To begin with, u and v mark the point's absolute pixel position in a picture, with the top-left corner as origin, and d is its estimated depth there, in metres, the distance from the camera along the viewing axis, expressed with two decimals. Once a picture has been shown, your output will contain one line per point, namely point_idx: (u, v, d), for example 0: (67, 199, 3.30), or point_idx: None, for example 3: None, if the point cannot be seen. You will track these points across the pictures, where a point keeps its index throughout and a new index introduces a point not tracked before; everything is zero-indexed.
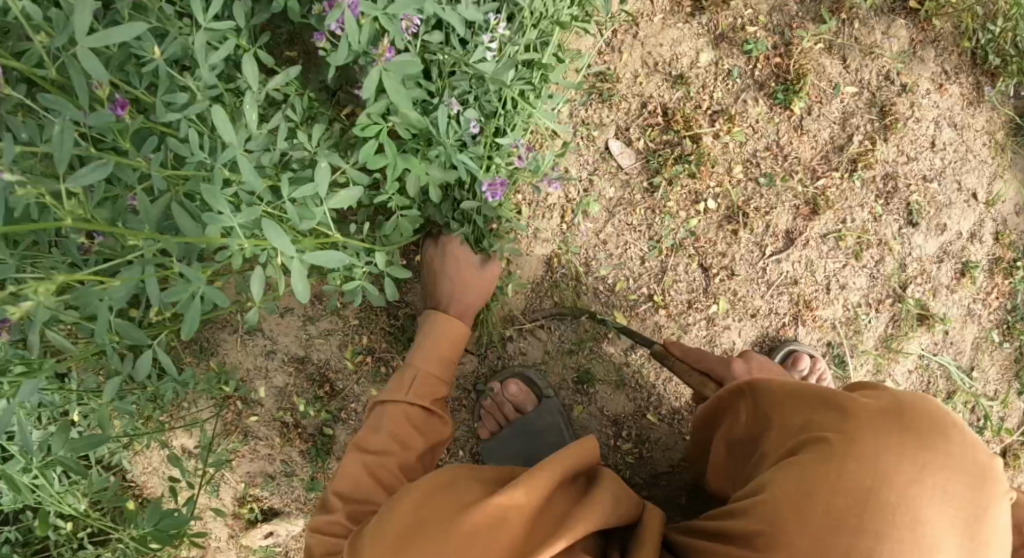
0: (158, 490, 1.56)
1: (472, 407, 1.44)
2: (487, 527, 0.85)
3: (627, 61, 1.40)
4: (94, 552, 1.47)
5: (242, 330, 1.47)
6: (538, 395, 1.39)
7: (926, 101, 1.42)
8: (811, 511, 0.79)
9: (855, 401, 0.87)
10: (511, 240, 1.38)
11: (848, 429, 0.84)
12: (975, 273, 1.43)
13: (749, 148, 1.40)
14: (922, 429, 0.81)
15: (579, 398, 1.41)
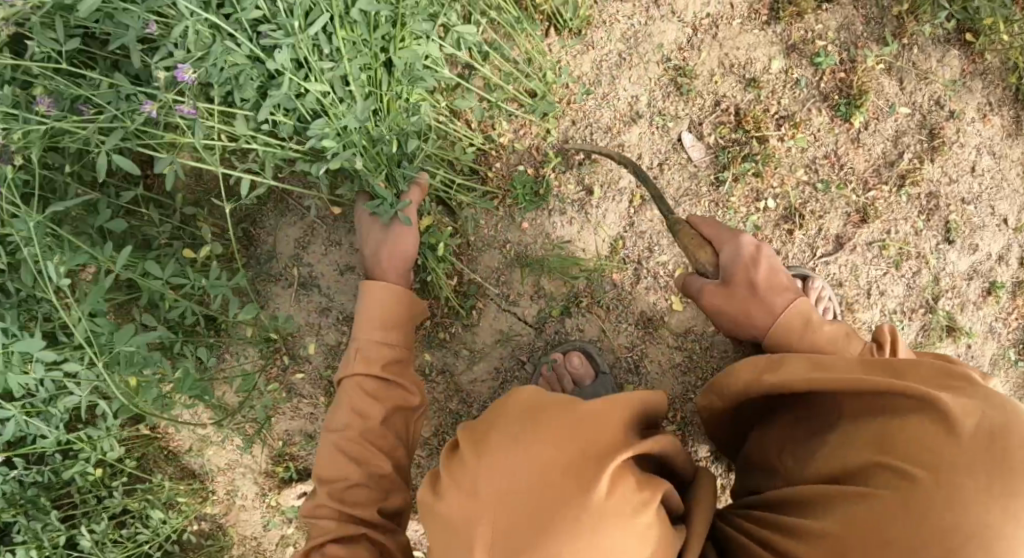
0: (187, 443, 1.54)
1: (526, 378, 1.45)
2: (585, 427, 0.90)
3: (704, 60, 1.46)
4: (121, 502, 1.42)
5: (298, 284, 1.47)
6: (595, 371, 1.41)
7: (970, 128, 1.52)
8: (893, 530, 0.81)
9: (951, 412, 0.85)
10: (581, 217, 1.43)
11: (941, 457, 0.82)
12: (1000, 293, 1.53)
13: (809, 154, 1.47)
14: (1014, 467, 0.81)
15: (631, 377, 1.45)
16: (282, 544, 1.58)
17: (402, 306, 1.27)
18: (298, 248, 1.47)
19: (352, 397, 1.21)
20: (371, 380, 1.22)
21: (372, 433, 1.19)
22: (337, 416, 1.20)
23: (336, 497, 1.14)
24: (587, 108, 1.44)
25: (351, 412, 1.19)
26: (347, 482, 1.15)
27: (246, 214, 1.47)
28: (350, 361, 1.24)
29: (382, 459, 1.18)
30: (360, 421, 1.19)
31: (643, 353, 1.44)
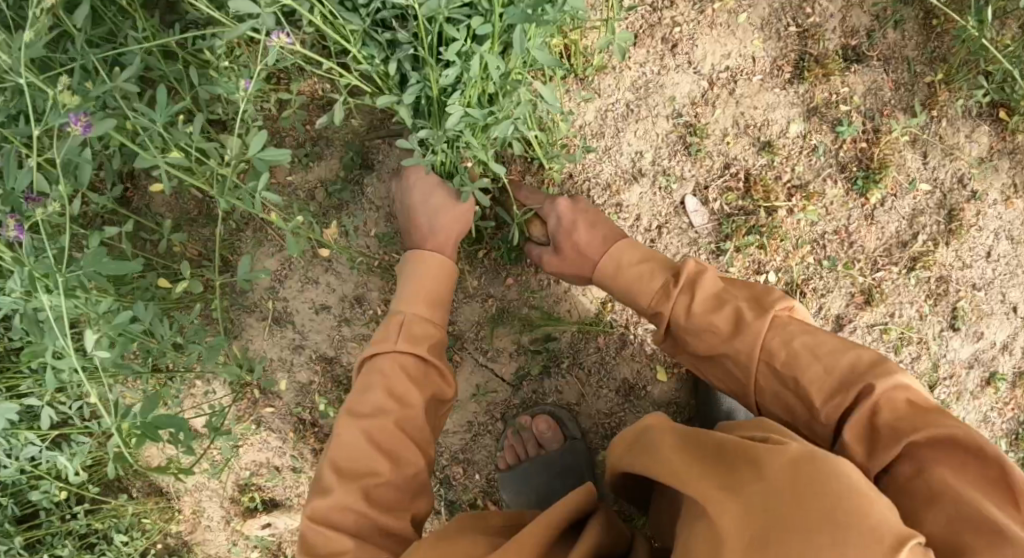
0: (155, 461, 1.51)
1: (497, 435, 1.41)
2: None
3: (718, 117, 1.36)
4: (86, 522, 1.40)
5: (274, 318, 1.42)
6: (563, 435, 1.37)
7: (991, 211, 1.45)
8: None
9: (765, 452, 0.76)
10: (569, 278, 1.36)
11: (749, 507, 0.72)
12: (1000, 383, 1.48)
13: (819, 228, 1.39)
14: (811, 496, 0.70)
15: (607, 444, 1.40)
16: None
17: (444, 282, 1.25)
18: (275, 281, 1.42)
19: (390, 376, 1.14)
20: (411, 360, 1.17)
21: (408, 420, 1.13)
22: (366, 400, 1.12)
23: (364, 495, 1.06)
24: (588, 162, 1.35)
25: (388, 394, 1.13)
26: (376, 478, 1.07)
27: (223, 242, 1.40)
28: (391, 334, 1.18)
29: (414, 456, 1.11)
30: (397, 406, 1.13)
31: (621, 420, 1.40)
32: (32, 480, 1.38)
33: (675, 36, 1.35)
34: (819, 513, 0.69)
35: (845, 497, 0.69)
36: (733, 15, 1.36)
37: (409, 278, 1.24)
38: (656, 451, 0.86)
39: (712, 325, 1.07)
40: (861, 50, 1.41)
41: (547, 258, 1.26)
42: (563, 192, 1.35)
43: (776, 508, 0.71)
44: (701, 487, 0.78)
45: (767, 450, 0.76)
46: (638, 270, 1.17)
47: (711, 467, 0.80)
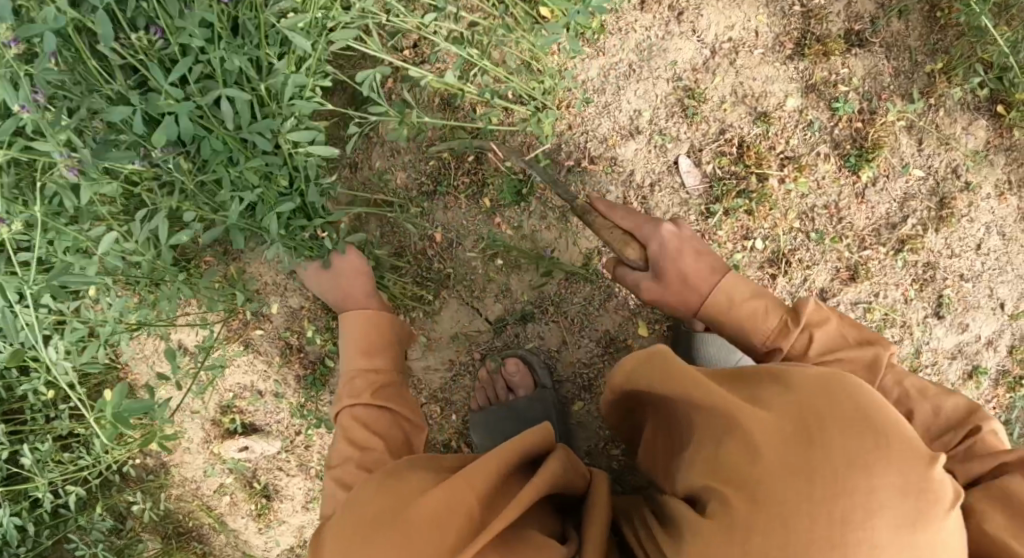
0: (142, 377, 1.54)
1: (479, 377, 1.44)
2: (435, 519, 0.87)
3: (717, 85, 1.41)
4: (68, 424, 1.42)
5: (272, 243, 1.47)
6: (541, 382, 1.39)
7: (984, 204, 1.47)
8: (775, 502, 0.77)
9: (792, 374, 0.86)
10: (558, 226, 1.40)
11: (782, 418, 0.81)
12: (982, 377, 1.49)
13: (809, 201, 1.41)
14: (845, 410, 0.79)
15: (583, 394, 1.43)
16: (219, 492, 1.56)
17: (379, 327, 1.28)
18: (277, 209, 1.47)
19: (349, 427, 1.18)
20: (362, 408, 1.20)
21: (370, 459, 1.12)
22: (335, 455, 1.16)
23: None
24: (587, 115, 1.39)
25: (349, 442, 1.16)
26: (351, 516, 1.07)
27: None
28: (341, 393, 1.23)
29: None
30: (361, 452, 1.14)
31: (599, 372, 1.42)
32: (23, 377, 1.42)
33: (682, 5, 1.40)
34: (847, 416, 0.79)
35: (871, 410, 0.79)
36: None
37: (346, 336, 1.28)
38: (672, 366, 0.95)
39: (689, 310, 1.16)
40: (864, 35, 1.45)
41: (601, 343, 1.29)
42: (561, 142, 1.39)
43: (802, 414, 0.80)
44: (732, 401, 0.86)
45: (787, 372, 0.87)
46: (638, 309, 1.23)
47: (724, 382, 0.92)
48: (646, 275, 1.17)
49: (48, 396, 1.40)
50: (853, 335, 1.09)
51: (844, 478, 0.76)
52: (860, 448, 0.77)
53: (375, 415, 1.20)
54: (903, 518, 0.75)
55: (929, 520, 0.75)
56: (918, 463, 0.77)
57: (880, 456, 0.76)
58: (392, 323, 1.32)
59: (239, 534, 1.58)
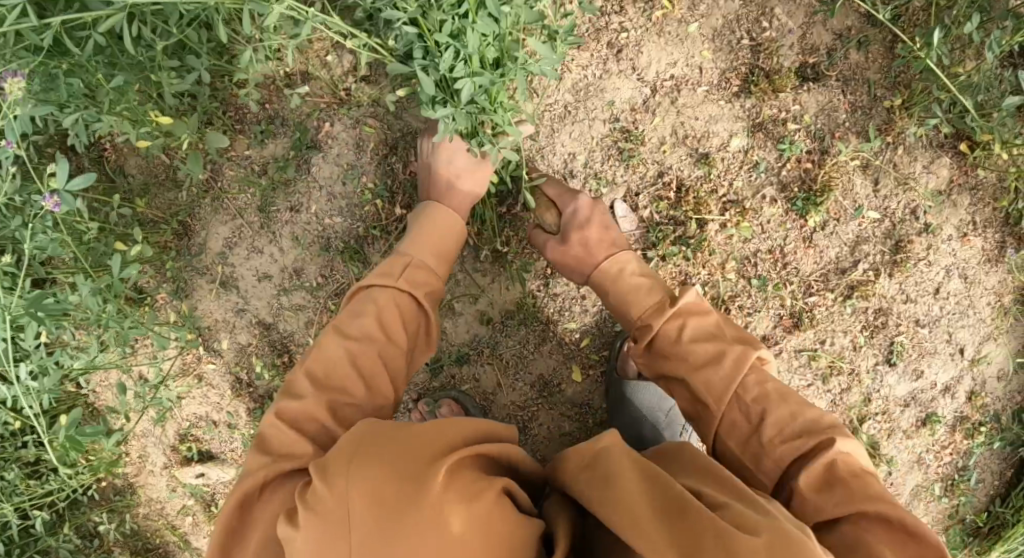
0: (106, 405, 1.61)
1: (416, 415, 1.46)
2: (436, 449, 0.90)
3: (657, 125, 1.36)
4: (35, 453, 1.51)
5: (220, 282, 1.51)
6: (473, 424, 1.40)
7: (944, 247, 1.39)
8: None
9: (737, 540, 0.83)
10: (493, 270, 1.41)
11: None
12: (937, 425, 1.43)
13: (751, 246, 1.37)
14: None
15: (518, 436, 1.43)
16: (182, 513, 1.63)
17: (456, 239, 1.27)
18: (225, 248, 1.50)
19: (383, 309, 1.14)
20: (405, 300, 1.17)
21: (390, 353, 1.12)
22: (356, 323, 1.12)
23: (335, 399, 1.05)
24: (522, 160, 1.38)
25: (379, 323, 1.12)
26: (347, 398, 1.07)
27: (183, 206, 1.50)
28: (394, 270, 1.18)
29: (390, 390, 1.11)
30: (385, 340, 1.12)
31: (533, 415, 1.42)
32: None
33: (621, 43, 1.36)
34: None
35: None
36: (684, 24, 1.36)
37: (422, 228, 1.25)
38: (612, 485, 0.90)
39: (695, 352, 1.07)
40: (819, 68, 1.38)
41: (552, 245, 1.25)
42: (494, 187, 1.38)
43: None
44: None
45: (734, 532, 0.83)
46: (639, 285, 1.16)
47: (668, 508, 0.88)
48: (553, 238, 1.26)
49: (14, 428, 1.49)
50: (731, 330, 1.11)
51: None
52: None
53: (415, 321, 1.17)
54: None
55: None
56: None
57: None
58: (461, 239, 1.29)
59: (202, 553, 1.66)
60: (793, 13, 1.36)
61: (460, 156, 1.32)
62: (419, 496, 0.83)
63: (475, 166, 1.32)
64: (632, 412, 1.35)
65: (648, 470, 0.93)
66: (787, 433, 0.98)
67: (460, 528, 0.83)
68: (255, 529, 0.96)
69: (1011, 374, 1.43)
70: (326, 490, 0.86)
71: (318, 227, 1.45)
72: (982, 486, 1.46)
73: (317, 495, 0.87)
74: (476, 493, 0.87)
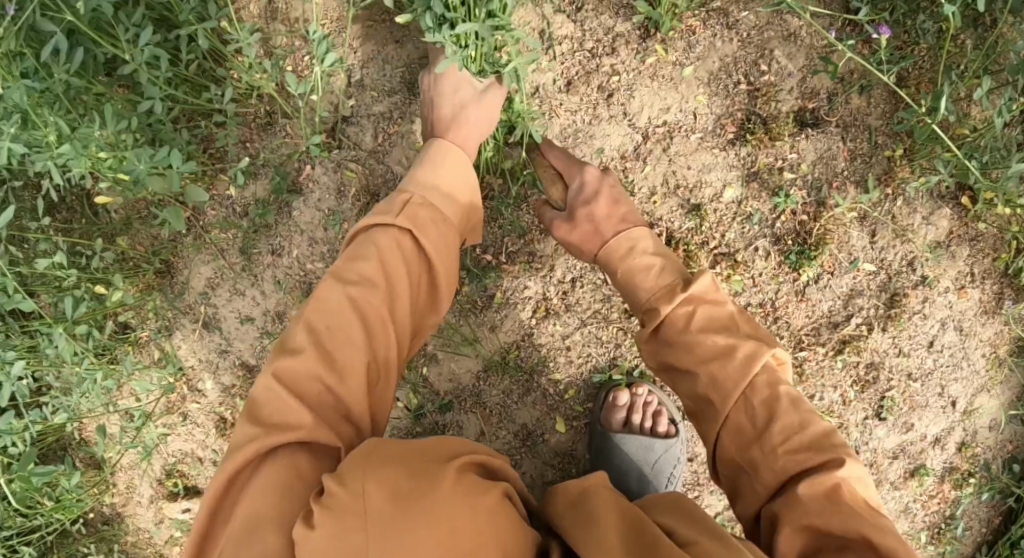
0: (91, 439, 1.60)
1: None
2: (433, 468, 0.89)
3: (648, 174, 1.32)
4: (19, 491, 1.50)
5: (203, 322, 1.48)
6: None
7: (941, 299, 1.35)
8: None
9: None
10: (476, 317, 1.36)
11: None
12: (925, 477, 1.41)
13: (741, 299, 1.34)
14: None
15: None
16: (170, 543, 1.64)
17: (452, 196, 1.15)
18: (207, 288, 1.47)
19: (386, 250, 1.06)
20: (409, 239, 1.08)
21: (394, 302, 1.04)
22: (355, 267, 1.04)
23: (341, 367, 0.98)
24: (507, 207, 1.33)
25: (382, 268, 1.04)
26: (349, 348, 0.99)
27: (164, 246, 1.45)
28: (393, 211, 1.10)
29: (395, 340, 1.03)
30: (387, 288, 1.04)
31: (516, 464, 1.40)
32: None
33: (611, 88, 1.31)
34: None
35: None
36: (678, 67, 1.31)
37: (433, 166, 1.17)
38: (604, 525, 0.89)
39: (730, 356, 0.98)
40: (819, 113, 1.32)
41: (559, 224, 1.19)
42: (479, 236, 1.34)
43: None
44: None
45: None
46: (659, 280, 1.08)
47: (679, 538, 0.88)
48: (561, 216, 1.20)
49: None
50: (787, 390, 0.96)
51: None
52: None
53: (416, 263, 1.09)
54: None
55: None
56: None
57: None
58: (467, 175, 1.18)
59: None
60: (794, 56, 1.30)
61: (467, 88, 1.21)
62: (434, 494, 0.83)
63: (482, 98, 1.21)
64: (619, 462, 1.34)
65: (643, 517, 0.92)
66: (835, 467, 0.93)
67: (457, 536, 0.82)
68: (259, 485, 0.90)
69: (1004, 425, 1.40)
70: (346, 489, 0.84)
71: (299, 271, 1.41)
72: (968, 533, 1.44)
73: (333, 496, 0.84)
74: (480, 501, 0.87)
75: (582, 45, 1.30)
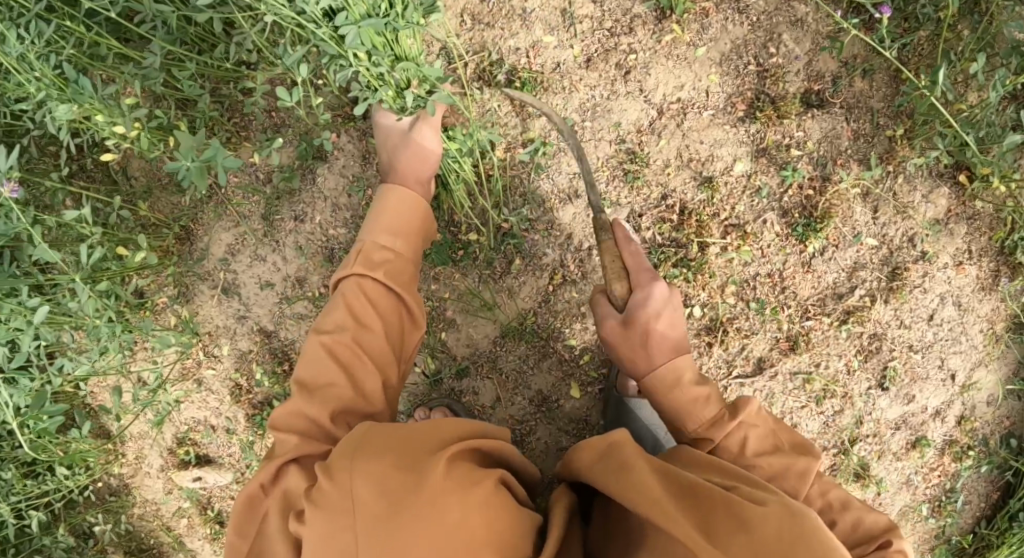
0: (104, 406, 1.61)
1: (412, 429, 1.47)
2: (431, 442, 0.94)
3: (662, 147, 1.38)
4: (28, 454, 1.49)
5: (223, 288, 1.50)
6: None
7: (940, 274, 1.41)
8: None
9: (747, 508, 0.88)
10: (495, 283, 1.41)
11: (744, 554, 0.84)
12: (926, 449, 1.45)
13: (750, 270, 1.39)
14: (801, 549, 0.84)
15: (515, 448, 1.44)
16: (178, 514, 1.65)
17: (418, 215, 1.22)
18: (227, 254, 1.49)
19: (352, 298, 1.14)
20: (373, 281, 1.15)
21: (366, 340, 1.11)
22: (329, 317, 1.13)
23: (321, 405, 1.05)
24: (528, 177, 1.39)
25: (350, 313, 1.12)
26: (330, 388, 1.07)
27: (186, 211, 1.49)
28: (350, 261, 1.17)
29: (372, 375, 1.10)
30: (356, 327, 1.11)
31: (531, 429, 1.43)
32: None
33: (628, 65, 1.37)
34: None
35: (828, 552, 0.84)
36: (692, 48, 1.37)
37: (381, 207, 1.21)
38: (628, 474, 0.94)
39: (703, 406, 1.08)
40: (823, 95, 1.39)
41: (610, 326, 1.12)
42: (499, 203, 1.39)
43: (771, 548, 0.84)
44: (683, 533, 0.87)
45: (746, 507, 0.88)
46: (668, 332, 1.10)
47: (677, 491, 0.93)
48: (616, 316, 1.13)
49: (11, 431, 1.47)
50: (788, 437, 1.10)
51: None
52: None
53: (382, 303, 1.15)
54: None
55: None
56: None
57: None
58: (422, 209, 1.24)
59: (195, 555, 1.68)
60: (801, 40, 1.37)
61: (394, 133, 1.28)
62: (421, 482, 0.87)
63: (410, 136, 1.26)
64: (639, 430, 1.34)
65: (657, 465, 0.96)
66: (854, 539, 1.03)
67: (460, 503, 0.87)
68: (271, 506, 0.99)
69: (1001, 399, 1.45)
70: (331, 484, 0.89)
71: (321, 237, 1.45)
72: (968, 507, 1.47)
73: (321, 489, 0.90)
74: (474, 477, 0.91)
75: (601, 24, 1.37)
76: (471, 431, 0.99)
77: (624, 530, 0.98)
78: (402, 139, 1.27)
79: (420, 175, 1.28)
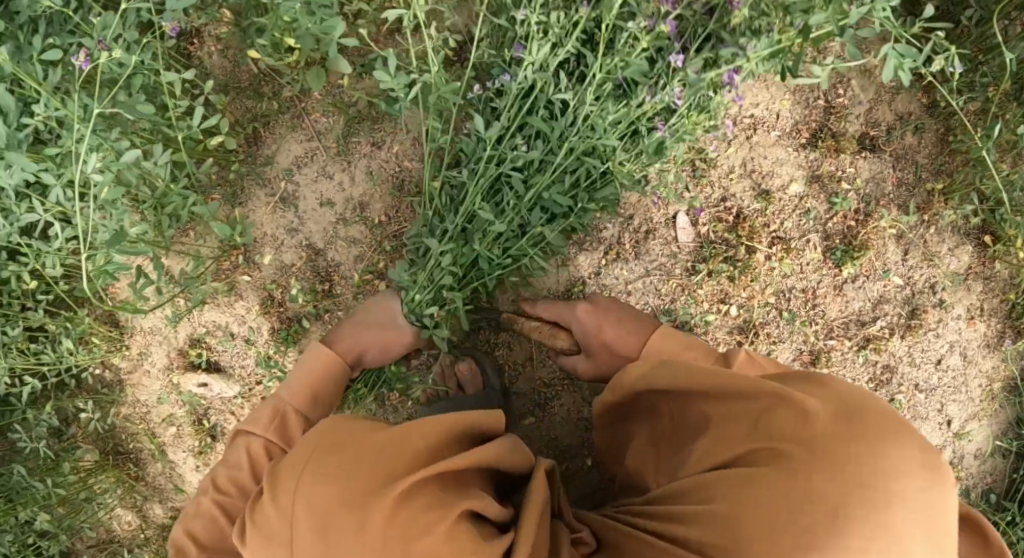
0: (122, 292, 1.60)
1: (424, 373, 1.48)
2: (388, 444, 1.01)
3: (731, 154, 1.49)
4: (42, 318, 1.47)
5: (280, 197, 1.49)
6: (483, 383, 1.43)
7: (952, 323, 1.52)
8: (800, 511, 0.90)
9: (799, 395, 0.97)
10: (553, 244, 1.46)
11: (811, 444, 0.93)
12: None
13: (788, 281, 1.49)
14: (868, 422, 0.93)
15: (535, 409, 1.46)
16: (167, 422, 1.63)
17: (336, 386, 1.32)
18: (294, 165, 1.49)
19: (279, 421, 1.23)
20: (296, 420, 1.24)
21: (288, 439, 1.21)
22: (262, 410, 1.23)
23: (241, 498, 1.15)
24: None
25: (268, 447, 1.19)
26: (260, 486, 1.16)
27: (263, 116, 1.50)
28: (289, 384, 1.28)
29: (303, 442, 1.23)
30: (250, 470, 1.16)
31: (555, 393, 1.46)
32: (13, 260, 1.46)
33: (712, 74, 1.48)
34: (858, 433, 0.92)
35: (880, 423, 0.93)
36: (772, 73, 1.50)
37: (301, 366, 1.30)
38: (679, 374, 1.10)
39: (691, 369, 1.16)
40: (877, 141, 1.51)
41: (580, 364, 1.34)
42: None
43: (834, 428, 0.94)
44: (782, 423, 0.97)
45: (796, 395, 0.97)
46: (625, 334, 1.28)
47: (728, 398, 1.05)
48: (580, 357, 1.35)
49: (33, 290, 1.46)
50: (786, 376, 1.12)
51: (858, 507, 0.88)
52: (881, 462, 0.90)
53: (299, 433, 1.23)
54: (917, 517, 0.88)
55: (941, 543, 0.89)
56: (939, 476, 0.91)
57: (901, 474, 0.90)
58: (340, 376, 1.33)
59: (176, 467, 1.65)
60: (866, 88, 1.50)
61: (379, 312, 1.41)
62: (376, 495, 0.95)
63: (384, 320, 1.39)
64: None
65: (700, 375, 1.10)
66: None
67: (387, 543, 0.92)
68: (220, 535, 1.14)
69: (988, 453, 1.55)
70: (272, 511, 0.98)
71: (395, 167, 1.47)
72: None
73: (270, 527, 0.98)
74: (431, 508, 0.96)
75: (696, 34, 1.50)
76: (446, 423, 1.04)
77: (687, 434, 1.10)
78: (387, 320, 1.39)
79: (385, 342, 1.39)
